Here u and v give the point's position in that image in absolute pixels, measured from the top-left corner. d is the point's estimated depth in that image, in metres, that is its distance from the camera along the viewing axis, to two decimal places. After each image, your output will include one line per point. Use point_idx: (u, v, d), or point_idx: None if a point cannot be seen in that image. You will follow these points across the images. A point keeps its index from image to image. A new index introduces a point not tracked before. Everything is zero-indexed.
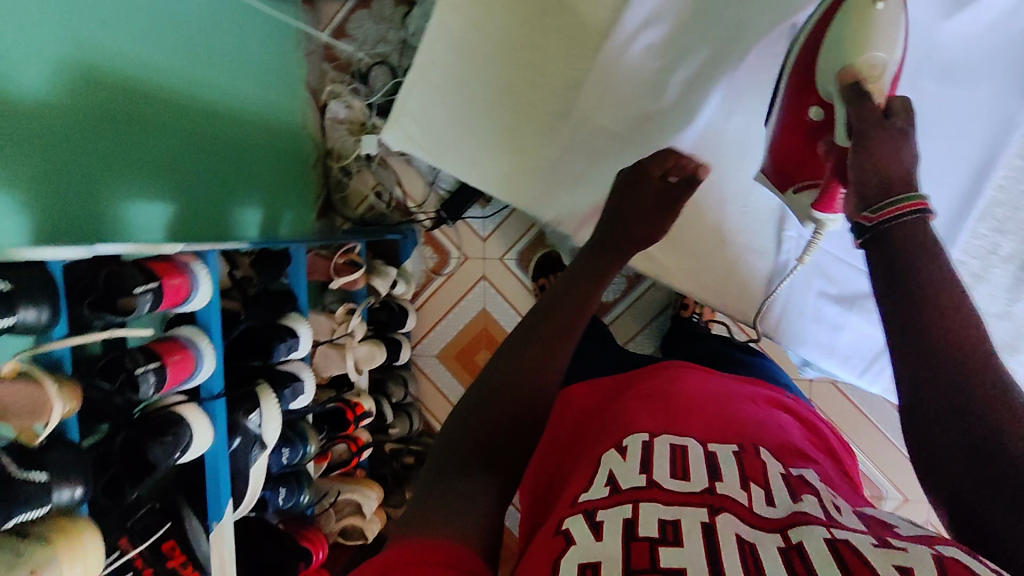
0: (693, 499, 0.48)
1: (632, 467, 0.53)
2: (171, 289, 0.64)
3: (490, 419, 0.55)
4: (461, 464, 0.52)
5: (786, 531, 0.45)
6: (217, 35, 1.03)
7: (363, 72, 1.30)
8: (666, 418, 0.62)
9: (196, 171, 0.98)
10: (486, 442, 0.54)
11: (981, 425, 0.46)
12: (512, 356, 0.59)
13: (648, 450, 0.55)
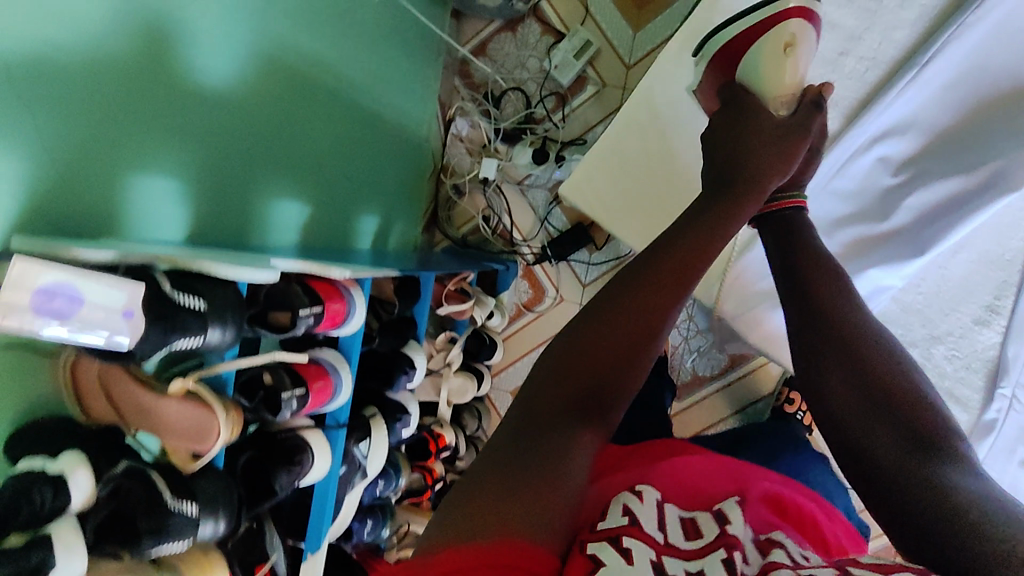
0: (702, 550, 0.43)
1: (649, 516, 0.46)
2: (330, 314, 0.62)
3: (563, 387, 0.49)
4: (546, 424, 0.46)
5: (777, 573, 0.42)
6: (377, 37, 1.01)
7: (495, 95, 1.28)
8: (674, 488, 0.56)
9: (332, 173, 0.96)
10: (553, 421, 0.47)
11: (880, 372, 0.55)
12: (600, 315, 0.52)
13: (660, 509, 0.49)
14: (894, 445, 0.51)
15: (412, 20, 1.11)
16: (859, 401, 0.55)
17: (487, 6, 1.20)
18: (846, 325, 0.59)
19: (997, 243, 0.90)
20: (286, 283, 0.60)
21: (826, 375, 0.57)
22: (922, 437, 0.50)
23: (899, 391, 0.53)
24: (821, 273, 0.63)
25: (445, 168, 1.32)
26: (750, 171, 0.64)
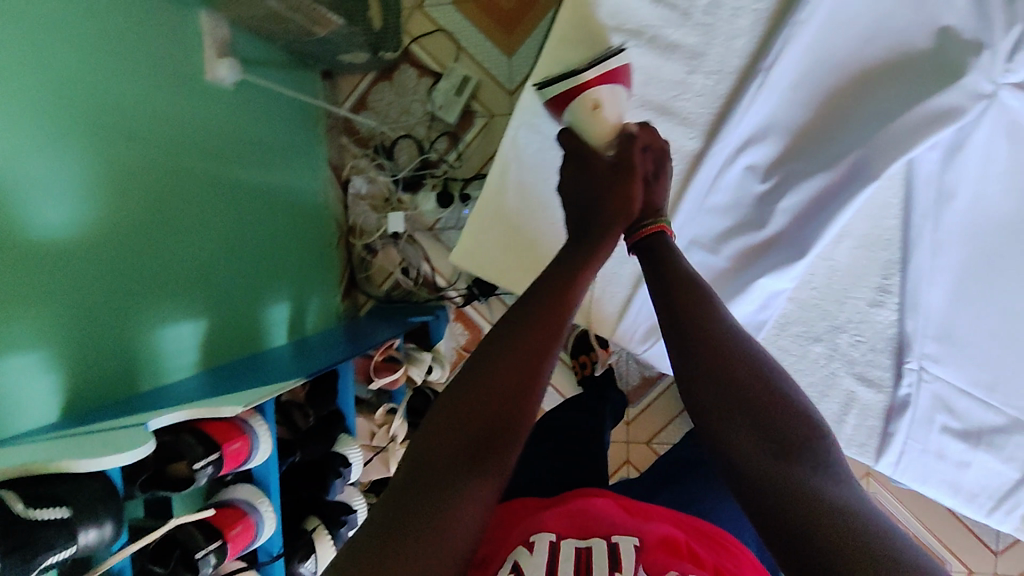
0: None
1: (539, 564, 0.51)
2: (231, 455, 0.59)
3: (450, 441, 0.50)
4: (429, 483, 0.47)
5: None
6: (244, 124, 0.97)
7: (387, 146, 1.25)
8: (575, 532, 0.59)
9: (226, 277, 0.92)
10: (439, 478, 0.47)
11: (751, 380, 0.54)
12: (484, 372, 0.54)
13: (553, 553, 0.53)
14: (765, 457, 0.50)
15: (279, 95, 1.08)
16: (723, 406, 0.54)
17: (355, 62, 1.16)
18: (715, 339, 0.57)
19: (874, 224, 0.89)
20: (176, 437, 0.57)
21: (699, 381, 0.56)
22: (792, 446, 0.50)
23: (766, 400, 0.53)
24: (683, 288, 0.62)
25: (353, 229, 1.26)
26: (598, 219, 0.68)
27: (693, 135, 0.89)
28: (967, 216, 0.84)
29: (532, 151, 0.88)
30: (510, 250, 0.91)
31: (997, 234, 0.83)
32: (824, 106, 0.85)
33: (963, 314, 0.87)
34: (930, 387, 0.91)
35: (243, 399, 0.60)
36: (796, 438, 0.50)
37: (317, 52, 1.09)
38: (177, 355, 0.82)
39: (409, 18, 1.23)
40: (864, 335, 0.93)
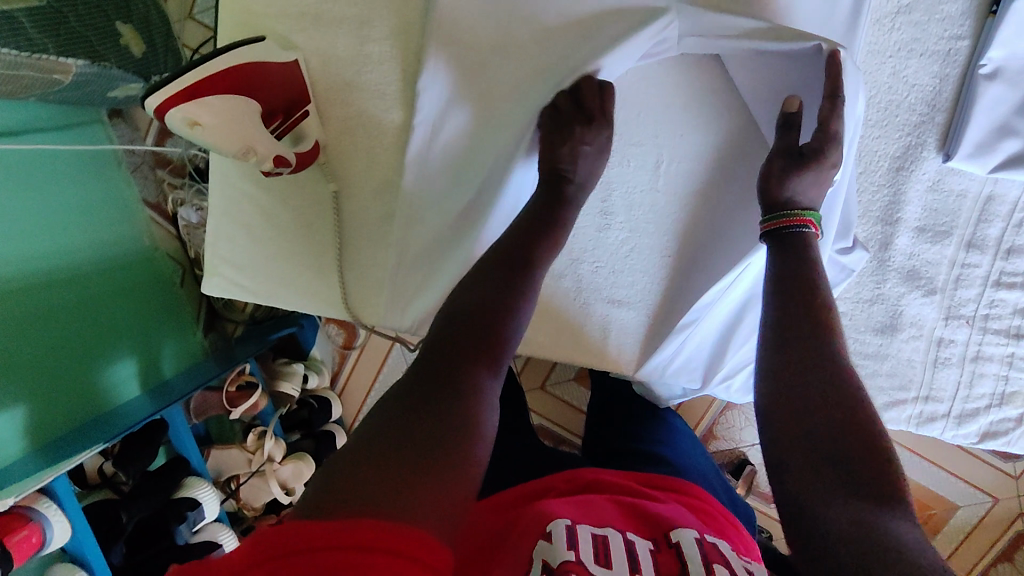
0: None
1: (558, 545, 0.48)
2: (20, 545, 0.60)
3: (446, 356, 0.52)
4: (410, 394, 0.48)
5: None
6: (24, 200, 0.94)
7: (199, 169, 1.19)
8: (587, 514, 0.56)
9: (38, 355, 0.89)
10: (441, 376, 0.50)
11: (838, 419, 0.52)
12: (472, 289, 0.58)
13: (570, 532, 0.50)
14: (837, 488, 0.49)
15: (60, 154, 1.03)
16: (816, 443, 0.52)
17: (130, 94, 1.08)
18: (829, 369, 0.55)
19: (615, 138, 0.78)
20: None
21: (790, 417, 0.54)
22: (858, 479, 0.48)
23: (856, 438, 0.50)
24: (801, 314, 0.58)
25: (196, 260, 1.21)
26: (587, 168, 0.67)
27: (390, 104, 0.70)
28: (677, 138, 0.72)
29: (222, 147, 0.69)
30: (295, 259, 0.74)
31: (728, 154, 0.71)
32: (480, 46, 0.66)
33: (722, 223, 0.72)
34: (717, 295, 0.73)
35: (15, 490, 0.60)
36: (870, 480, 0.48)
37: (83, 96, 1.02)
38: (0, 447, 0.82)
39: (182, 31, 1.18)
40: (602, 258, 0.77)
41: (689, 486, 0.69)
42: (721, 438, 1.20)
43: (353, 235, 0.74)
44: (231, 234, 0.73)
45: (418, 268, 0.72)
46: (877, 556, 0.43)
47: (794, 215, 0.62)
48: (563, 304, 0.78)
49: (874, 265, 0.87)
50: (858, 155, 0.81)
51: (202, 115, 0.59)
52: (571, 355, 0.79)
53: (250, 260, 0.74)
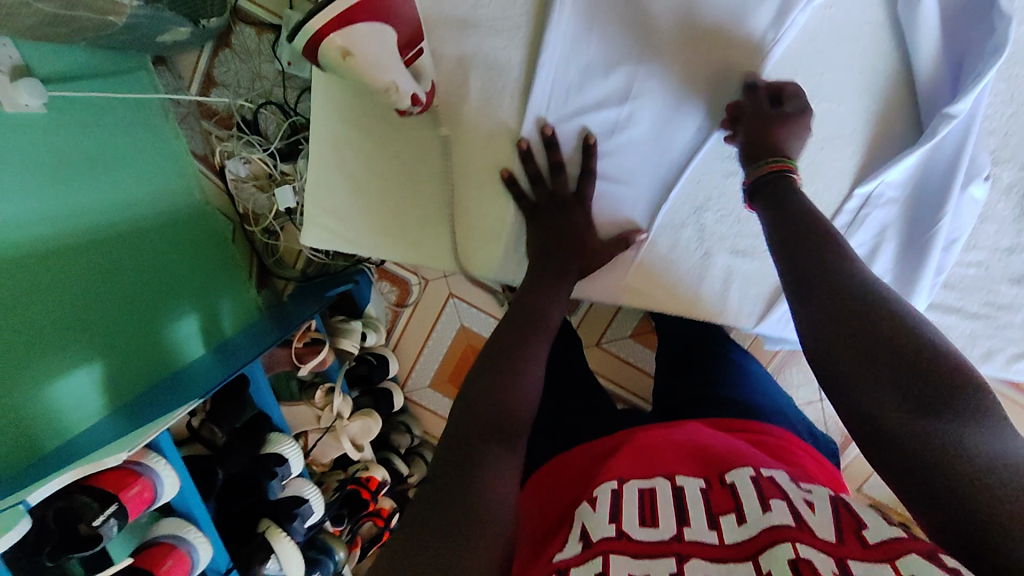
0: (748, 551, 0.44)
1: (601, 517, 0.50)
2: (133, 500, 0.59)
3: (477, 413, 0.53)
4: (464, 455, 0.50)
5: (847, 558, 0.42)
6: (77, 147, 0.90)
7: (248, 120, 1.15)
8: (648, 469, 0.58)
9: (107, 312, 0.87)
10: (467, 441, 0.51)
11: (892, 324, 0.49)
12: (500, 350, 0.59)
13: (617, 499, 0.52)
14: (899, 403, 0.47)
15: (109, 101, 0.98)
16: (848, 340, 0.50)
17: (179, 39, 1.04)
18: (850, 287, 0.52)
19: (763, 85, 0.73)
20: (68, 499, 0.58)
21: (834, 333, 0.51)
22: (921, 383, 0.47)
23: (905, 344, 0.48)
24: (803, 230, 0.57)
25: (247, 216, 1.20)
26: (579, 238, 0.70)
27: (506, 45, 0.69)
28: (818, 74, 0.72)
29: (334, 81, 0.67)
30: (403, 207, 0.72)
31: (893, 82, 0.72)
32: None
33: (885, 134, 0.73)
34: (873, 217, 0.75)
35: (127, 445, 0.60)
36: (926, 379, 0.46)
37: (133, 39, 0.97)
38: (76, 406, 0.81)
39: None
40: (727, 207, 0.75)
41: (775, 431, 0.69)
42: None
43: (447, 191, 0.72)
44: (329, 182, 0.71)
45: (523, 222, 0.73)
46: (958, 480, 0.42)
47: (784, 161, 0.62)
48: (673, 258, 0.77)
49: (1015, 212, 0.76)
50: (1009, 94, 0.72)
51: (349, 40, 0.58)
52: (679, 306, 0.78)
53: (353, 209, 0.72)
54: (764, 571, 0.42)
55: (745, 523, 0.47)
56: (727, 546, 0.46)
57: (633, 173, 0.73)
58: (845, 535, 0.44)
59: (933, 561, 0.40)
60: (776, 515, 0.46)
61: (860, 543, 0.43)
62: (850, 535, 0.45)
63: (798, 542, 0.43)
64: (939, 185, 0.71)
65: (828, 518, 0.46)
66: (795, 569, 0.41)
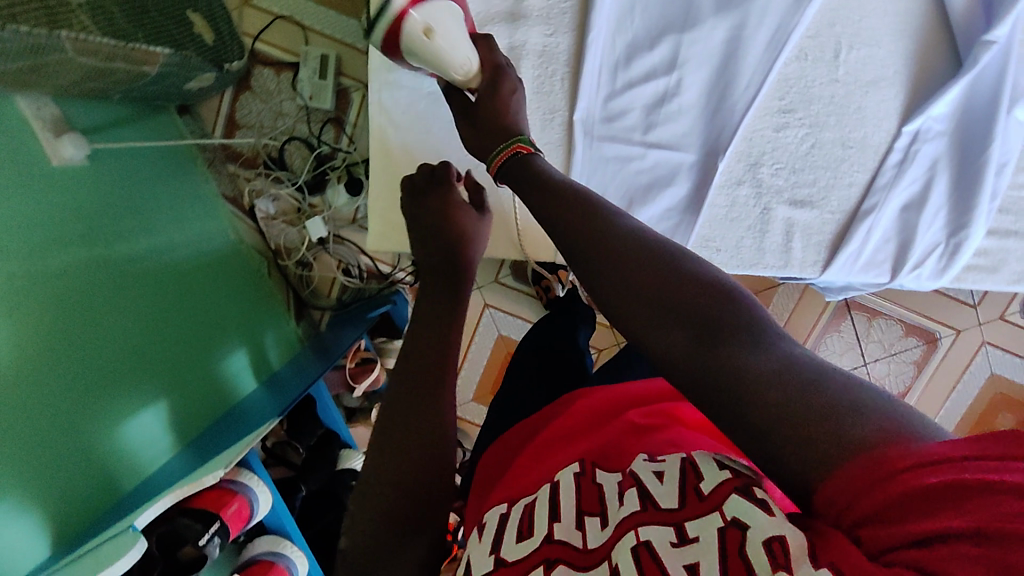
0: (603, 550, 0.39)
1: (487, 545, 0.43)
2: (234, 518, 0.61)
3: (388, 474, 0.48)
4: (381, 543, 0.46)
5: (688, 533, 0.36)
6: (118, 195, 0.92)
7: (274, 157, 1.18)
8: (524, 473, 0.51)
9: (165, 351, 0.88)
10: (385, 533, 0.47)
11: (661, 279, 0.46)
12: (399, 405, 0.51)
13: (505, 521, 0.45)
14: (687, 343, 0.43)
15: (142, 150, 1.00)
16: (638, 296, 0.46)
17: (204, 85, 1.07)
18: (624, 244, 0.49)
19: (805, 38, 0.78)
20: (170, 523, 0.59)
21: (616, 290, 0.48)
22: (708, 324, 0.43)
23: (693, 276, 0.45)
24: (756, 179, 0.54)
25: (279, 251, 1.21)
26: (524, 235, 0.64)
27: (551, 31, 0.74)
28: (855, 24, 0.77)
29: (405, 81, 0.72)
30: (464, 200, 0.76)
31: (925, 26, 0.77)
32: None
33: (925, 73, 0.77)
34: (924, 151, 0.77)
35: (222, 462, 0.61)
36: (728, 317, 0.42)
37: (160, 88, 1.00)
38: (148, 445, 0.81)
39: (241, 19, 1.16)
40: (782, 160, 0.78)
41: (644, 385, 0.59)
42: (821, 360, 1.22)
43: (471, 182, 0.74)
44: (390, 181, 0.73)
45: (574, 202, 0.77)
46: (791, 416, 0.36)
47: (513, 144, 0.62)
48: (731, 218, 0.78)
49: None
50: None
51: (429, 17, 0.57)
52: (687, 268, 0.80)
53: None
54: (644, 540, 0.37)
55: (605, 523, 0.40)
56: (579, 551, 0.39)
57: (687, 137, 0.75)
58: (683, 493, 0.38)
59: (757, 502, 0.36)
60: (625, 504, 0.40)
61: (697, 496, 0.38)
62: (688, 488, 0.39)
63: (641, 527, 0.38)
64: (986, 112, 0.75)
65: (676, 480, 0.39)
66: (635, 556, 0.36)
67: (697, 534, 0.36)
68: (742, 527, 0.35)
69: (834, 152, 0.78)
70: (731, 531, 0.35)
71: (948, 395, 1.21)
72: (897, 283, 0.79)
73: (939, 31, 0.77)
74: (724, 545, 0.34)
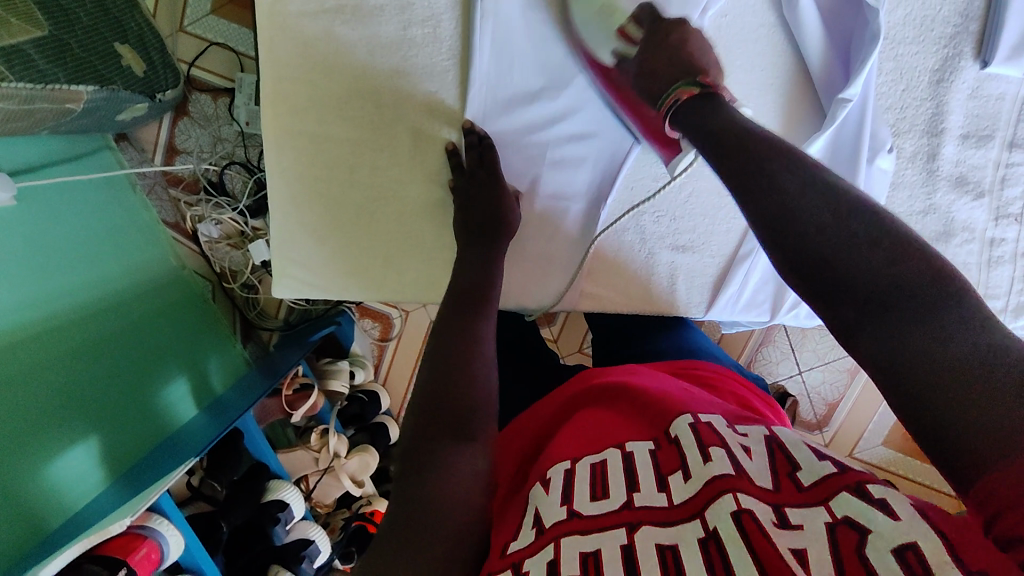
0: (693, 511, 0.44)
1: (554, 500, 0.48)
2: (143, 562, 0.62)
3: (426, 421, 0.54)
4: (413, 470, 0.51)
5: (784, 508, 0.42)
6: (47, 229, 0.91)
7: (214, 182, 1.20)
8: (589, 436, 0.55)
9: (97, 387, 0.90)
10: (432, 439, 0.52)
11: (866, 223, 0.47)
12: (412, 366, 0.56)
13: (569, 476, 0.50)
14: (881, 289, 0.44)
15: (76, 184, 1.00)
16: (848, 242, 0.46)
17: (137, 115, 1.07)
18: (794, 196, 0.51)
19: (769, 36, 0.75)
20: (79, 569, 0.61)
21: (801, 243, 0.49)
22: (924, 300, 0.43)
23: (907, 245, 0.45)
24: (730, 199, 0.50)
25: (224, 274, 1.24)
26: None
27: (441, 86, 0.72)
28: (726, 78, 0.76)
29: (294, 129, 0.69)
30: (367, 252, 0.75)
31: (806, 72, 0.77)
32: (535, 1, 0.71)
33: (794, 124, 0.78)
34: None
35: (129, 510, 0.63)
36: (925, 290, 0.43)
37: (94, 120, 0.99)
38: (79, 483, 0.83)
39: (175, 45, 1.16)
40: (663, 209, 0.81)
41: (706, 373, 0.69)
42: (759, 369, 1.27)
43: (373, 208, 0.73)
44: (291, 234, 0.72)
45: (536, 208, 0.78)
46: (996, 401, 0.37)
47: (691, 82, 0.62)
48: (620, 261, 0.81)
49: (922, 176, 0.78)
50: (898, 73, 0.75)
51: None
52: (597, 304, 0.83)
53: (321, 259, 0.74)
54: (744, 507, 0.42)
55: (689, 477, 0.46)
56: (666, 509, 0.45)
57: (576, 185, 0.78)
58: (781, 480, 0.45)
59: (864, 495, 0.41)
60: (716, 465, 0.45)
61: (796, 487, 0.44)
62: (787, 480, 0.45)
63: (738, 491, 0.43)
64: (848, 162, 0.74)
65: (766, 464, 0.46)
66: (738, 523, 0.41)
67: (802, 521, 0.41)
68: (854, 520, 0.39)
69: (711, 200, 0.81)
70: (843, 525, 0.39)
71: (880, 401, 1.27)
72: (778, 321, 0.86)
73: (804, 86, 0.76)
74: (835, 534, 0.39)
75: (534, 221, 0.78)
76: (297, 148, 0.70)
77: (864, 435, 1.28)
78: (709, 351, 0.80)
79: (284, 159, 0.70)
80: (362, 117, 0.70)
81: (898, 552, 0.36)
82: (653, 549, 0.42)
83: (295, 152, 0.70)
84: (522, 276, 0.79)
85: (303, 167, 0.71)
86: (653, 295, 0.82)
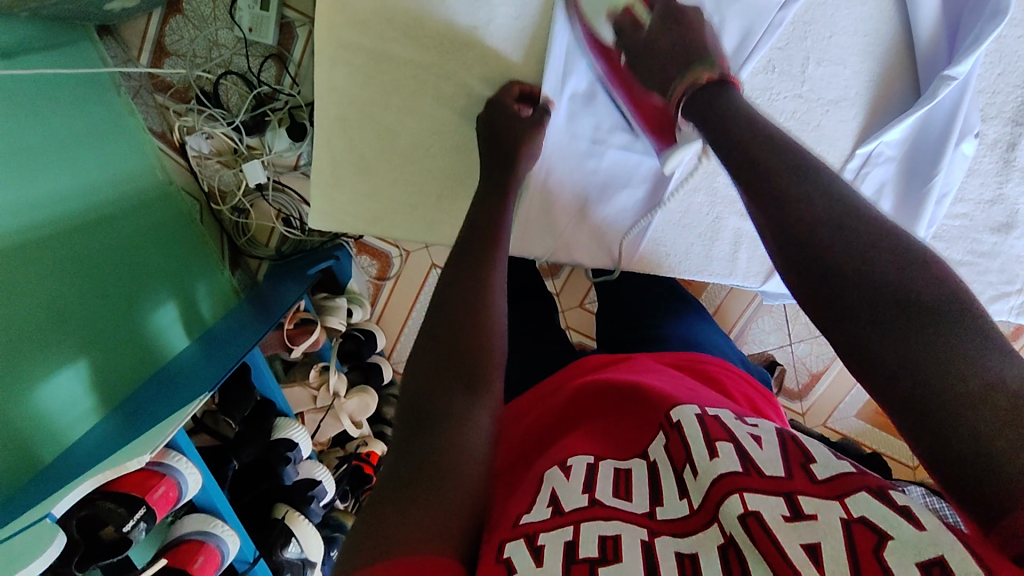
0: (709, 515, 0.42)
1: (574, 486, 0.45)
2: (160, 501, 0.60)
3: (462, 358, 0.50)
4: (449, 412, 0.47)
5: (795, 496, 0.40)
6: (21, 126, 0.79)
7: (207, 91, 1.08)
8: (620, 424, 0.54)
9: (88, 305, 0.83)
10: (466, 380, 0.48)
11: None
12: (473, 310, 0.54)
13: (593, 471, 0.47)
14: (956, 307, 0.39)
15: (55, 77, 0.88)
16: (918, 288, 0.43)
17: (126, 6, 0.94)
18: None
19: (857, 25, 0.74)
20: (91, 506, 0.58)
21: None
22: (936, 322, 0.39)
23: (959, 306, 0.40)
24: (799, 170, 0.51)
25: (213, 193, 1.15)
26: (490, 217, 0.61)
27: (516, 11, 0.70)
28: (826, 39, 0.75)
29: (343, 62, 0.68)
30: (402, 191, 0.74)
31: (898, 45, 0.75)
32: None
33: (887, 93, 0.77)
34: (873, 174, 0.78)
35: (147, 446, 0.58)
36: None
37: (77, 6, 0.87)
38: (75, 406, 0.79)
39: None
40: None
41: (714, 361, 0.68)
42: (751, 336, 1.30)
43: (418, 141, 0.72)
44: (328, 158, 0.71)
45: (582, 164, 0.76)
46: None
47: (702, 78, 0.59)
48: (684, 224, 0.81)
49: (998, 165, 0.78)
50: (998, 55, 0.74)
51: None
52: (650, 269, 0.83)
53: (359, 192, 0.73)
54: (751, 509, 0.40)
55: (696, 474, 0.44)
56: (684, 518, 0.43)
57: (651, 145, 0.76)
58: (794, 470, 0.43)
59: (882, 498, 0.39)
60: (723, 463, 0.43)
61: (809, 478, 0.42)
62: (799, 469, 0.43)
63: (746, 491, 0.41)
64: (936, 145, 0.74)
65: (777, 453, 0.44)
66: (746, 528, 0.39)
67: (815, 512, 0.39)
68: (868, 519, 0.37)
69: None
70: (857, 523, 0.37)
71: (859, 378, 1.31)
72: None
73: (903, 59, 0.75)
74: (849, 530, 0.37)
75: (580, 176, 0.77)
76: (344, 77, 0.68)
77: (841, 406, 1.33)
78: (715, 346, 0.75)
79: (331, 88, 0.69)
80: (427, 39, 0.69)
81: (924, 566, 0.34)
82: (672, 555, 0.40)
83: (344, 74, 0.68)
84: (575, 231, 0.79)
85: (345, 95, 0.69)
86: (712, 260, 0.82)
